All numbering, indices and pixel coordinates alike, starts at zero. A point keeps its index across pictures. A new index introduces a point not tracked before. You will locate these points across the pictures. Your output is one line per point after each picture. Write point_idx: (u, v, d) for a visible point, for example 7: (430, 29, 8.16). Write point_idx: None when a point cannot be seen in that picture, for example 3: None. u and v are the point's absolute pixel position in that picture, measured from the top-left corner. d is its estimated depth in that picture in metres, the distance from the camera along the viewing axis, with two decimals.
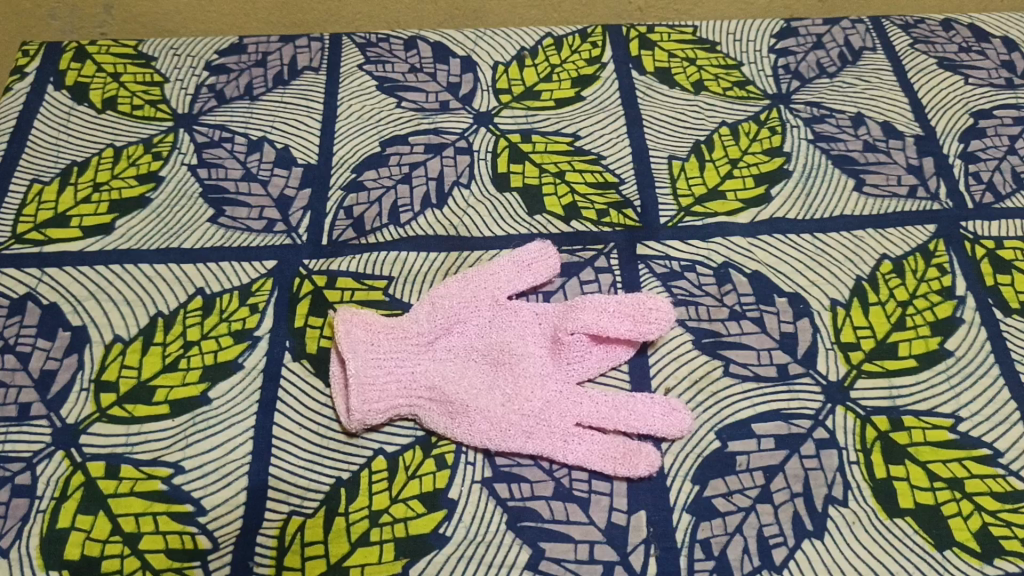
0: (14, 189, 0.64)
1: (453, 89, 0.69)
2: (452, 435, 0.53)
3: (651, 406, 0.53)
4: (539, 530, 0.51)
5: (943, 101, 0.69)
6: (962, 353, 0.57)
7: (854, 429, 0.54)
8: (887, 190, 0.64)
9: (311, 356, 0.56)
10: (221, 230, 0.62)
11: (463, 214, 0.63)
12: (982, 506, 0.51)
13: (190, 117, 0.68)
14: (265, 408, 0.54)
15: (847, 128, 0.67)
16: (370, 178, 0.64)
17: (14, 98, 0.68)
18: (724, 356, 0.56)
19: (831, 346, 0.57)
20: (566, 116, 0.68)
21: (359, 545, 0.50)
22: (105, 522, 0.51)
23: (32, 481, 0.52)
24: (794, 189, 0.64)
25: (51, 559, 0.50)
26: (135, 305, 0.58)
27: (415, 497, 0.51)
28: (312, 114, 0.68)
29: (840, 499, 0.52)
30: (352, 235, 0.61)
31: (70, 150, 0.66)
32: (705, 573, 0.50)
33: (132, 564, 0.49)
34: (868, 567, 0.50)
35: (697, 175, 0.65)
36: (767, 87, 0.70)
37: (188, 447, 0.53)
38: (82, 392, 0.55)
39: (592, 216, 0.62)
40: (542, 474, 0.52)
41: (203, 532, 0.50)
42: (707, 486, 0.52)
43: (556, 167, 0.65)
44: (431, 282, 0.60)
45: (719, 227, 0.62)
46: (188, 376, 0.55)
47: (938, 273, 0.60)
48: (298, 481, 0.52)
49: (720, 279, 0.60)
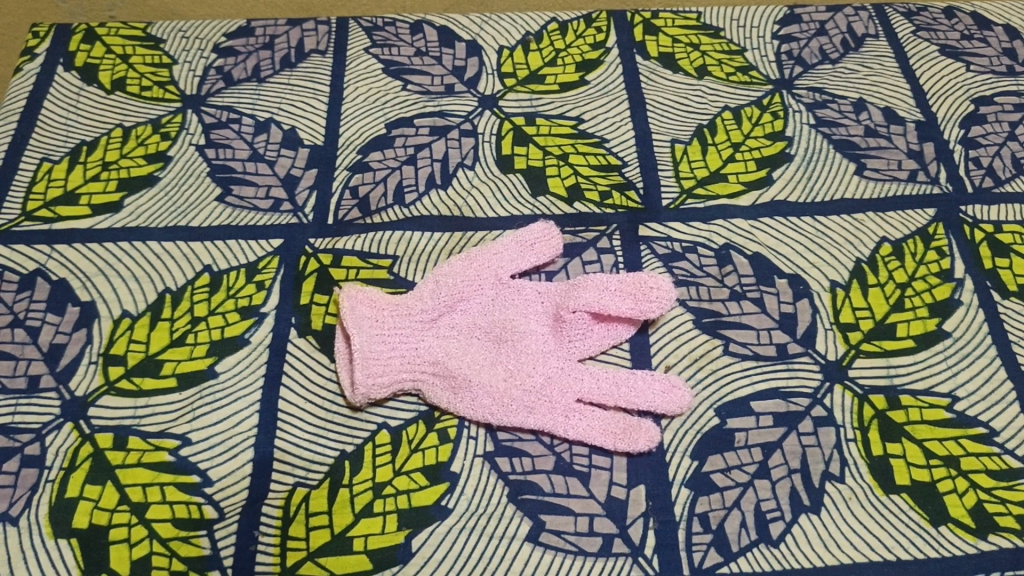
0: (24, 167, 0.64)
1: (458, 73, 0.70)
2: (455, 409, 0.54)
3: (651, 382, 0.54)
4: (540, 503, 0.51)
5: (945, 87, 0.69)
6: (960, 335, 0.57)
7: (851, 407, 0.54)
8: (888, 174, 0.64)
9: (316, 332, 0.57)
10: (228, 209, 0.62)
11: (467, 195, 0.63)
12: (978, 483, 0.52)
13: (198, 98, 0.68)
14: (270, 382, 0.55)
15: (849, 113, 0.68)
16: (376, 159, 0.65)
17: (23, 78, 0.69)
18: (724, 335, 0.57)
19: (830, 327, 0.57)
20: (570, 99, 0.68)
21: (363, 515, 0.51)
22: (113, 491, 0.51)
23: (41, 451, 0.53)
24: (795, 172, 0.64)
25: (60, 527, 0.50)
26: (143, 281, 0.59)
27: (418, 470, 0.52)
28: (318, 96, 0.68)
29: (837, 475, 0.52)
30: (357, 215, 0.62)
31: (80, 129, 0.66)
32: (703, 546, 0.50)
33: (139, 533, 0.50)
34: (863, 541, 0.50)
35: (699, 159, 0.65)
36: (770, 73, 0.70)
37: (195, 419, 0.54)
38: (91, 365, 0.56)
39: (595, 198, 0.63)
40: (543, 448, 0.53)
41: (209, 502, 0.51)
42: (706, 461, 0.53)
43: (560, 150, 0.65)
44: (435, 261, 0.60)
45: (721, 209, 0.63)
46: (195, 351, 0.56)
47: (937, 256, 0.61)
48: (303, 453, 0.53)
49: (721, 260, 0.60)
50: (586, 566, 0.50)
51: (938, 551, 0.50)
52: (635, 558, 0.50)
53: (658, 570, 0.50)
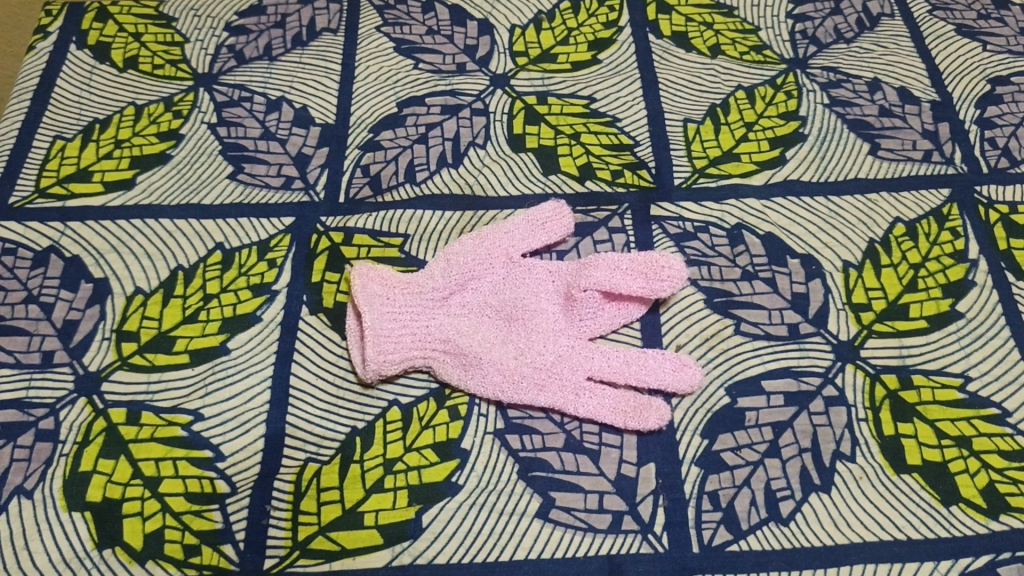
0: (37, 145, 0.64)
1: (470, 52, 0.70)
2: (466, 386, 0.54)
3: (662, 361, 0.54)
4: (550, 480, 0.52)
5: (961, 67, 0.68)
6: (973, 315, 0.57)
7: (863, 386, 0.54)
8: (902, 154, 0.64)
9: (327, 310, 0.57)
10: (240, 186, 0.63)
11: (478, 174, 0.63)
12: (989, 463, 0.52)
13: (210, 76, 0.68)
14: (282, 359, 0.55)
15: (864, 93, 0.67)
16: (387, 138, 0.65)
17: (37, 57, 0.69)
18: (735, 315, 0.57)
19: (842, 307, 0.57)
20: (582, 78, 0.68)
21: (374, 491, 0.51)
22: (126, 466, 0.52)
23: (55, 426, 0.53)
24: (809, 152, 0.64)
25: (74, 500, 0.51)
26: (155, 258, 0.59)
27: (429, 447, 0.53)
28: (330, 75, 0.68)
29: (848, 454, 0.52)
30: (368, 193, 0.62)
31: (93, 107, 0.67)
32: (713, 523, 0.50)
33: (152, 507, 0.51)
34: (874, 521, 0.50)
35: (712, 138, 0.65)
36: (783, 52, 0.69)
37: (207, 395, 0.54)
38: (104, 341, 0.56)
39: (606, 176, 0.63)
40: (553, 426, 0.53)
41: (221, 477, 0.52)
42: (717, 440, 0.53)
43: (572, 129, 0.65)
44: (446, 239, 0.60)
45: (733, 189, 0.62)
46: (207, 328, 0.56)
47: (951, 236, 0.60)
48: (315, 429, 0.53)
49: (733, 240, 0.60)
50: (596, 543, 0.50)
51: (949, 531, 0.50)
52: (644, 535, 0.50)
53: (668, 547, 0.50)
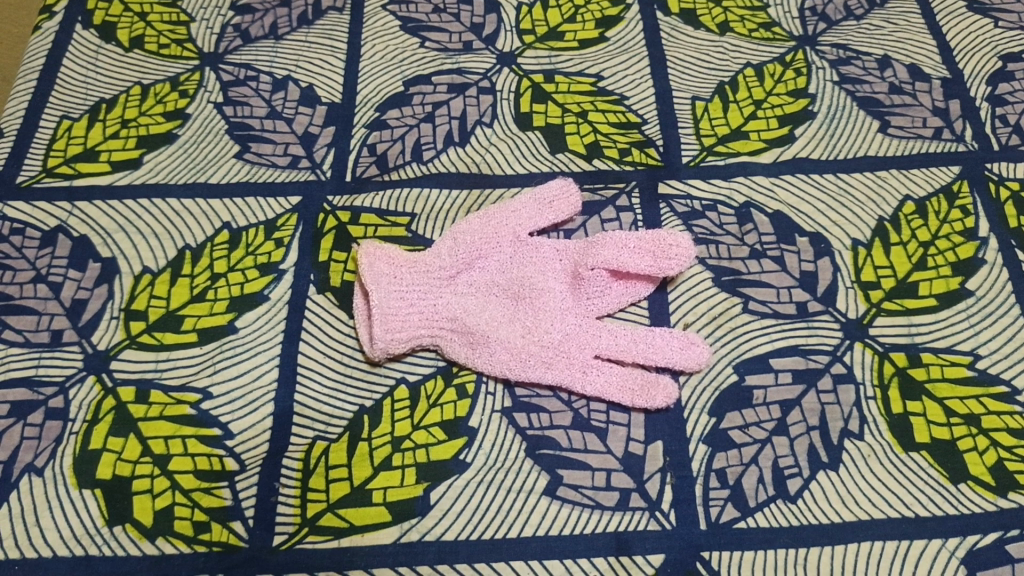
0: (44, 125, 0.64)
1: (476, 30, 0.69)
2: (473, 364, 0.54)
3: (669, 339, 0.53)
4: (558, 457, 0.52)
5: (972, 43, 0.68)
6: (983, 294, 0.57)
7: (872, 364, 0.54)
8: (912, 132, 0.63)
9: (334, 289, 0.57)
10: (246, 166, 0.62)
11: (485, 152, 0.63)
12: (998, 441, 0.52)
13: (216, 55, 0.68)
14: (290, 338, 0.56)
15: (873, 70, 0.66)
16: (394, 117, 0.65)
17: (42, 37, 0.69)
18: (743, 293, 0.57)
19: (851, 285, 0.57)
20: (589, 56, 0.68)
21: (382, 468, 0.51)
22: (135, 444, 0.52)
23: (65, 405, 0.53)
24: (818, 130, 0.64)
25: (84, 478, 0.51)
26: (163, 238, 0.59)
27: (436, 425, 0.53)
28: (336, 53, 0.68)
29: (857, 433, 0.52)
30: (375, 172, 0.62)
31: (99, 87, 0.66)
32: (721, 501, 0.50)
33: (161, 484, 0.51)
34: (882, 499, 0.50)
35: (720, 116, 0.64)
36: (793, 29, 0.69)
37: (216, 373, 0.54)
38: (113, 320, 0.56)
39: (613, 155, 0.62)
40: (561, 404, 0.53)
41: (230, 455, 0.52)
42: (724, 418, 0.53)
43: (579, 108, 0.65)
44: (453, 218, 0.60)
45: (742, 166, 0.62)
46: (215, 307, 0.57)
47: (961, 214, 0.60)
48: (323, 408, 0.53)
49: (741, 219, 0.60)
50: (603, 520, 0.50)
51: (957, 508, 0.50)
52: (652, 512, 0.50)
53: (675, 524, 0.50)
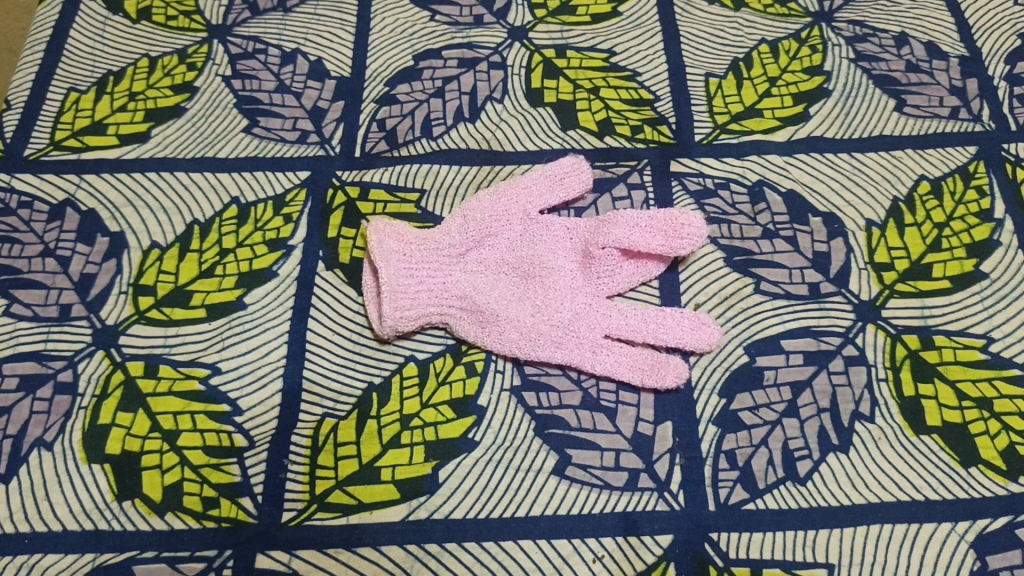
0: (51, 97, 0.64)
1: (487, 3, 0.68)
2: (482, 342, 0.54)
3: (680, 320, 0.53)
4: (566, 437, 0.52)
5: (991, 21, 0.66)
6: (998, 276, 0.56)
7: (884, 346, 0.54)
8: (929, 111, 0.63)
9: (344, 266, 0.57)
10: (254, 140, 0.62)
11: (496, 128, 0.62)
12: (1010, 425, 0.51)
13: (224, 28, 0.67)
14: (298, 314, 0.55)
15: (890, 47, 0.65)
16: (403, 91, 0.64)
17: (49, 8, 0.68)
18: (755, 274, 0.56)
19: (864, 267, 0.56)
20: (602, 31, 0.67)
21: (391, 446, 0.51)
22: (145, 419, 0.52)
23: (74, 378, 0.53)
24: (833, 108, 0.63)
25: (94, 452, 0.51)
26: (171, 212, 0.59)
27: (445, 403, 0.53)
28: (345, 26, 0.67)
29: (867, 415, 0.52)
30: (384, 148, 0.62)
31: (106, 59, 0.66)
32: (730, 482, 0.50)
33: (170, 460, 0.51)
34: (892, 482, 0.50)
35: (734, 93, 0.63)
36: (809, 5, 0.68)
37: (224, 349, 0.54)
38: (121, 295, 0.56)
39: (625, 132, 0.62)
40: (570, 384, 0.53)
41: (239, 431, 0.52)
42: (734, 399, 0.53)
43: (591, 83, 0.64)
44: (463, 195, 0.60)
45: (755, 145, 0.61)
46: (224, 282, 0.56)
47: (977, 195, 0.59)
48: (331, 384, 0.53)
49: (754, 198, 0.59)
50: (611, 500, 0.50)
51: (967, 492, 0.50)
52: (661, 493, 0.50)
53: (684, 505, 0.50)
